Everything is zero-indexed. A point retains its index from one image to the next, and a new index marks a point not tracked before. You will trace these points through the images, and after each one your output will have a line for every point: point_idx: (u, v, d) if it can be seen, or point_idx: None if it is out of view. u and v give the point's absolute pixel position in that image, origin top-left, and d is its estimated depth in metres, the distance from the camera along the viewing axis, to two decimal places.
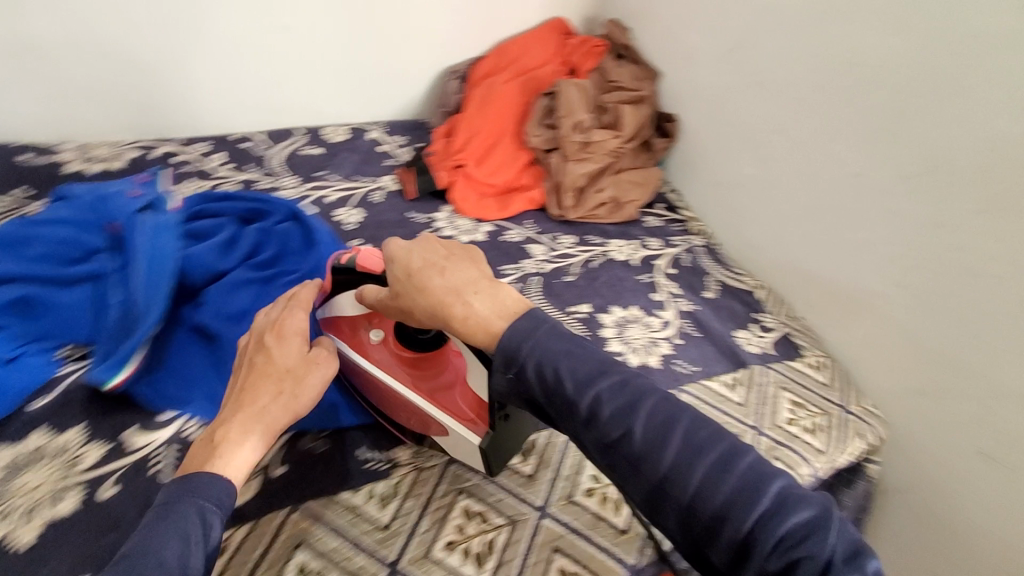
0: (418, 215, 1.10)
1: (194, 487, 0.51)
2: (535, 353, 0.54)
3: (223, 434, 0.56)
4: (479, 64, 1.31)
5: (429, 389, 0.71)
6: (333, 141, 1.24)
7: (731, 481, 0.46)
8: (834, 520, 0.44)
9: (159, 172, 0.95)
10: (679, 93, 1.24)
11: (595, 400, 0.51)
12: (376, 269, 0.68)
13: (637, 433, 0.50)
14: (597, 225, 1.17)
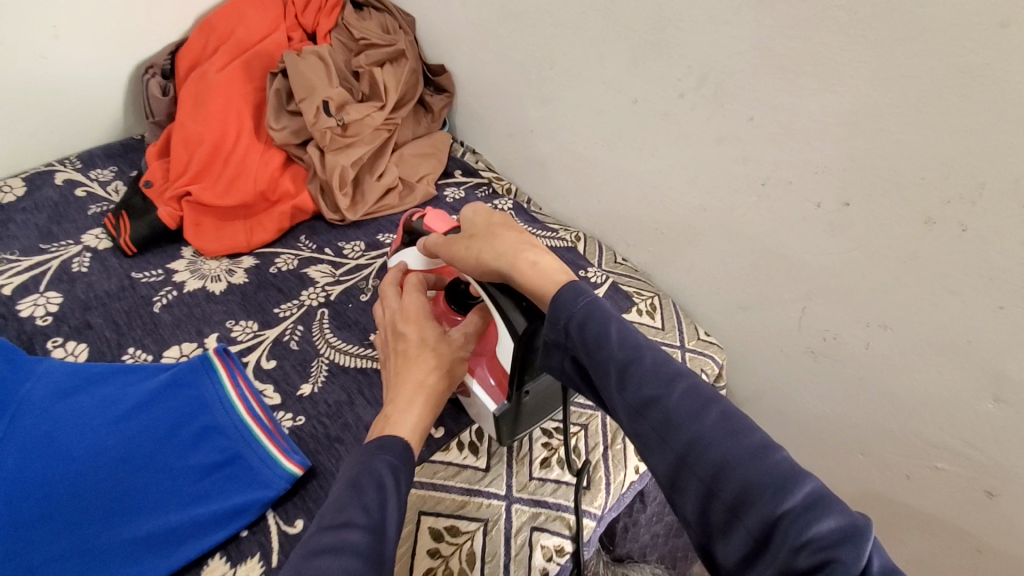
0: (147, 272, 0.84)
1: (376, 448, 0.50)
2: (581, 319, 0.50)
3: (397, 405, 0.56)
4: (183, 51, 1.01)
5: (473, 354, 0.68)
6: (2, 201, 0.90)
7: (775, 460, 0.40)
8: (871, 529, 0.36)
9: None
10: (439, 38, 1.06)
11: (631, 358, 0.47)
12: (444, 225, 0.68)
13: (669, 397, 0.45)
14: (389, 216, 0.99)
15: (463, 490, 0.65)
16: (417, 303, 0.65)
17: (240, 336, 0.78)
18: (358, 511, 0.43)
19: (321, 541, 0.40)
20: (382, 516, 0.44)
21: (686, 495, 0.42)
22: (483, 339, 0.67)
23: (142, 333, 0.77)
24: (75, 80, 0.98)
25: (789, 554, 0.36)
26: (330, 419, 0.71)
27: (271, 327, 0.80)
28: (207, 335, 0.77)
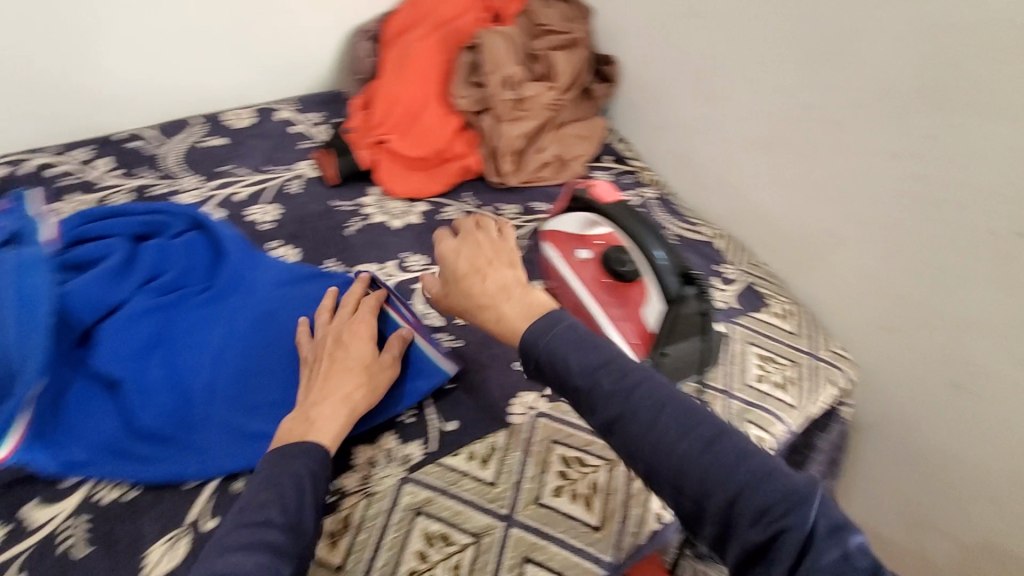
0: (342, 202, 0.99)
1: (288, 453, 0.57)
2: (548, 349, 0.51)
3: (317, 409, 0.62)
4: (391, 21, 1.16)
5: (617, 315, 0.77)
6: (237, 128, 1.09)
7: (731, 452, 0.43)
8: (813, 493, 0.41)
9: (22, 194, 0.81)
10: (615, 31, 1.14)
11: (592, 385, 0.49)
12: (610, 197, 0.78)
13: (634, 413, 0.47)
14: (543, 187, 1.08)
15: (589, 431, 0.73)
16: (365, 327, 0.71)
17: (411, 267, 0.90)
18: (275, 512, 0.52)
19: (240, 540, 0.49)
20: (298, 515, 0.53)
21: (664, 496, 0.46)
22: (629, 301, 0.76)
23: (336, 250, 0.91)
24: (303, 34, 1.15)
25: (747, 530, 0.41)
26: (481, 349, 0.81)
27: (437, 265, 0.91)
28: (386, 261, 0.91)
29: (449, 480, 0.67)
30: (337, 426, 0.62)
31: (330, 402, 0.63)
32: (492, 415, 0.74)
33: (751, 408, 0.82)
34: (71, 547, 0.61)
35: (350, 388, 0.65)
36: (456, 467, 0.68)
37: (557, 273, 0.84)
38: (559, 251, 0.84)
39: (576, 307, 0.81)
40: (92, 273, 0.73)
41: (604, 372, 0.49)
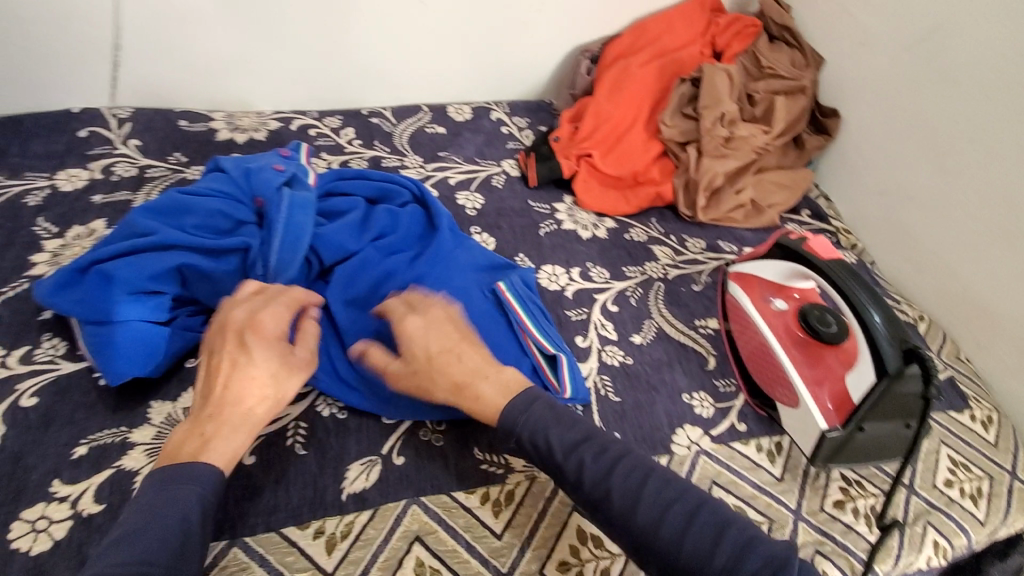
0: (539, 205, 1.06)
1: (174, 474, 0.55)
2: (530, 428, 0.61)
3: (212, 424, 0.59)
4: (613, 44, 1.21)
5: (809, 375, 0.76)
6: (457, 120, 1.21)
7: (690, 515, 0.56)
8: (793, 560, 0.53)
9: (297, 146, 0.95)
10: (845, 86, 1.10)
11: (580, 464, 0.59)
12: (831, 255, 0.78)
13: (622, 492, 0.57)
14: (730, 228, 1.07)
15: (754, 485, 0.73)
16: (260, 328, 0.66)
17: (594, 278, 0.94)
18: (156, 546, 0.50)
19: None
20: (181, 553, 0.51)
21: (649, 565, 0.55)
22: (828, 366, 0.76)
23: (528, 247, 0.98)
24: (533, 47, 1.24)
25: None
26: (652, 371, 0.82)
27: (618, 280, 0.94)
28: (572, 267, 0.95)
29: None
30: (227, 450, 0.59)
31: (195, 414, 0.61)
32: (655, 439, 0.75)
33: (935, 511, 0.74)
34: (293, 444, 0.67)
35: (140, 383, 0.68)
36: None
37: (744, 317, 0.84)
38: (752, 295, 0.84)
39: (761, 356, 0.80)
40: (341, 223, 0.84)
41: (589, 452, 0.59)
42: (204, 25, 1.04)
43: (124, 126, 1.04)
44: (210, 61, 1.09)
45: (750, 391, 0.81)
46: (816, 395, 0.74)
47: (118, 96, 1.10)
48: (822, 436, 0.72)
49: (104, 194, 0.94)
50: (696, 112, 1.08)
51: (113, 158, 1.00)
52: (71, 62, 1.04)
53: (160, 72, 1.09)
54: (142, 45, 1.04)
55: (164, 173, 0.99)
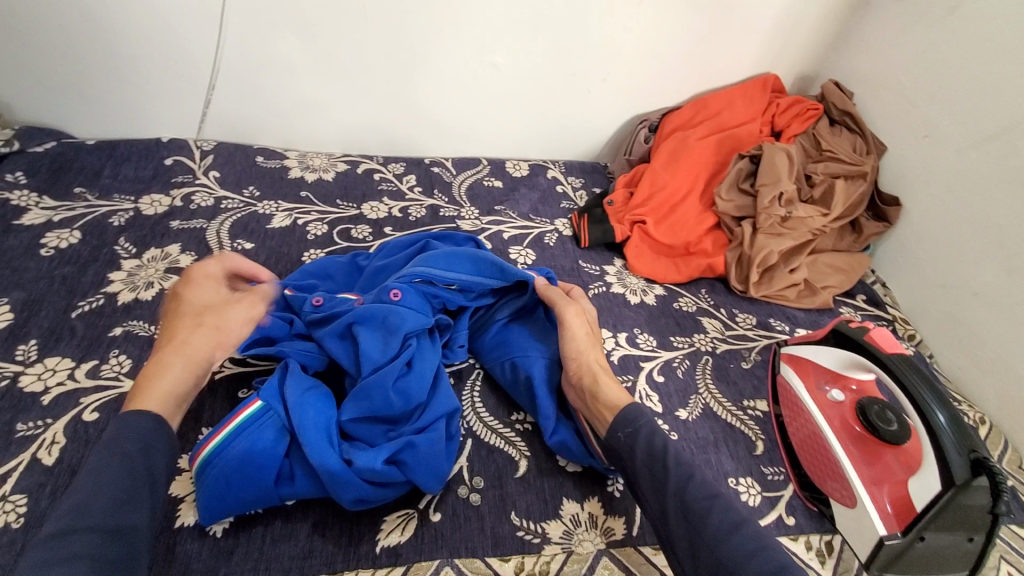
0: (589, 265, 1.07)
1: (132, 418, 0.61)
2: (648, 430, 0.68)
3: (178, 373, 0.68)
4: (673, 115, 1.24)
5: (867, 472, 0.74)
6: (514, 175, 1.24)
7: (729, 517, 0.58)
8: None
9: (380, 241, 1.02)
10: (908, 174, 1.09)
11: (683, 479, 0.62)
12: (896, 349, 0.77)
13: (714, 517, 0.58)
14: (782, 306, 1.06)
15: None
16: (234, 311, 0.77)
17: (641, 344, 0.93)
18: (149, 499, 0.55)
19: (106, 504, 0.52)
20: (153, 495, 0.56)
21: None
22: (886, 465, 0.74)
23: None
24: (595, 113, 1.28)
25: None
26: (697, 449, 0.79)
27: (665, 350, 0.93)
28: (619, 331, 0.95)
29: (645, 572, 0.66)
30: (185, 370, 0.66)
31: (182, 363, 0.69)
32: None
33: None
34: None
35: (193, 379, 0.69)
36: (655, 562, 0.67)
37: (798, 405, 0.82)
38: (806, 380, 0.84)
39: (817, 450, 0.78)
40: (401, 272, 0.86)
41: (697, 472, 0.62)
42: (291, 72, 1.11)
43: (206, 158, 1.12)
44: (292, 104, 1.16)
45: (800, 483, 0.78)
46: (874, 495, 0.71)
47: (205, 130, 1.19)
48: (876, 540, 0.68)
49: (181, 220, 1.00)
50: (754, 188, 1.09)
51: (193, 187, 1.06)
52: (168, 96, 1.13)
53: (246, 112, 1.17)
54: (233, 86, 1.12)
55: (237, 205, 1.05)
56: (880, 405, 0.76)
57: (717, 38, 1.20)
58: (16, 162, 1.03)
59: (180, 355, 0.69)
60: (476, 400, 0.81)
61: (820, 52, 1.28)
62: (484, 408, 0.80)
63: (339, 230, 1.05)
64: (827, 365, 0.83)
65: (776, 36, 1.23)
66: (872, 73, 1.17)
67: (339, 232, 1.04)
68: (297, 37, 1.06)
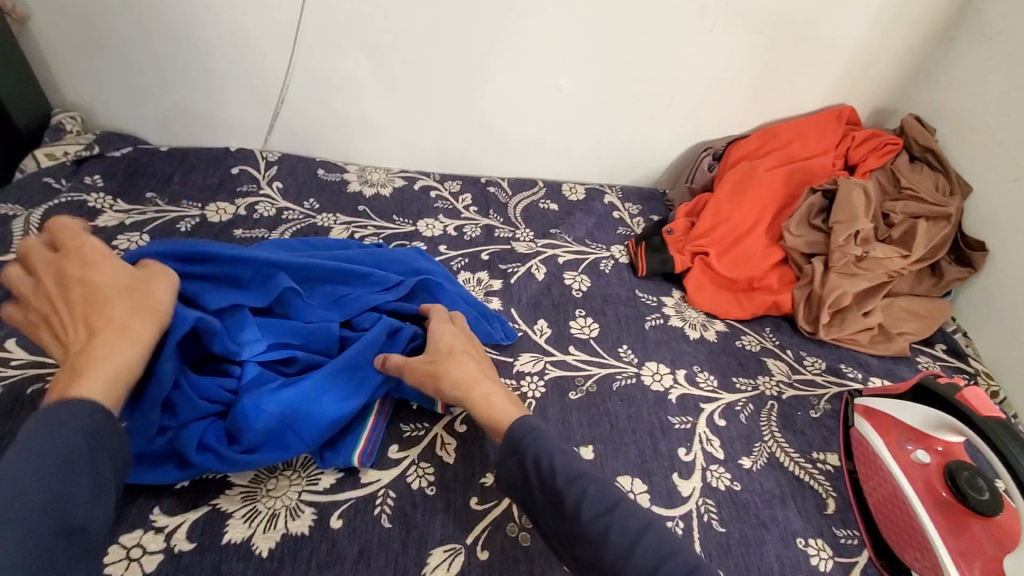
0: (646, 296, 1.03)
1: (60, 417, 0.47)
2: (535, 443, 0.58)
3: (100, 353, 0.52)
4: (739, 143, 1.19)
5: (957, 549, 0.67)
6: (570, 199, 1.22)
7: (537, 465, 0.57)
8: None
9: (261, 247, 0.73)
10: (998, 217, 1.02)
11: (580, 494, 0.55)
12: (998, 413, 0.71)
13: (613, 540, 0.52)
14: (853, 351, 0.99)
15: None
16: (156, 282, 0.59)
17: (700, 383, 0.88)
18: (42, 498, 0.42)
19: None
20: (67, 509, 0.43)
21: None
22: (977, 540, 0.66)
23: (632, 339, 0.94)
24: (655, 138, 1.25)
25: None
26: (762, 504, 0.74)
27: (727, 392, 0.88)
28: (678, 368, 0.90)
29: None
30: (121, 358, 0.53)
31: (127, 343, 0.53)
32: None
33: None
34: (380, 514, 0.65)
35: (135, 343, 0.54)
36: None
37: (874, 462, 0.76)
38: (882, 434, 0.78)
39: (896, 513, 0.71)
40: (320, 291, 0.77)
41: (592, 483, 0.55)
42: (357, 87, 1.13)
43: (270, 168, 1.14)
44: (356, 120, 1.18)
45: (876, 549, 0.71)
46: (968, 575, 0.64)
47: (270, 141, 1.22)
48: None
49: (244, 228, 1.01)
50: (827, 225, 1.03)
51: (257, 197, 1.08)
52: (237, 107, 1.16)
53: (311, 125, 1.19)
54: (299, 100, 1.15)
55: (298, 217, 1.06)
56: (969, 469, 0.69)
57: (789, 66, 1.16)
58: (95, 165, 1.08)
59: (119, 337, 0.53)
60: None
61: (900, 84, 1.21)
62: None
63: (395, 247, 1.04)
64: (901, 419, 0.77)
65: (853, 67, 1.17)
66: (957, 108, 1.10)
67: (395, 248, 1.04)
68: (366, 53, 1.08)
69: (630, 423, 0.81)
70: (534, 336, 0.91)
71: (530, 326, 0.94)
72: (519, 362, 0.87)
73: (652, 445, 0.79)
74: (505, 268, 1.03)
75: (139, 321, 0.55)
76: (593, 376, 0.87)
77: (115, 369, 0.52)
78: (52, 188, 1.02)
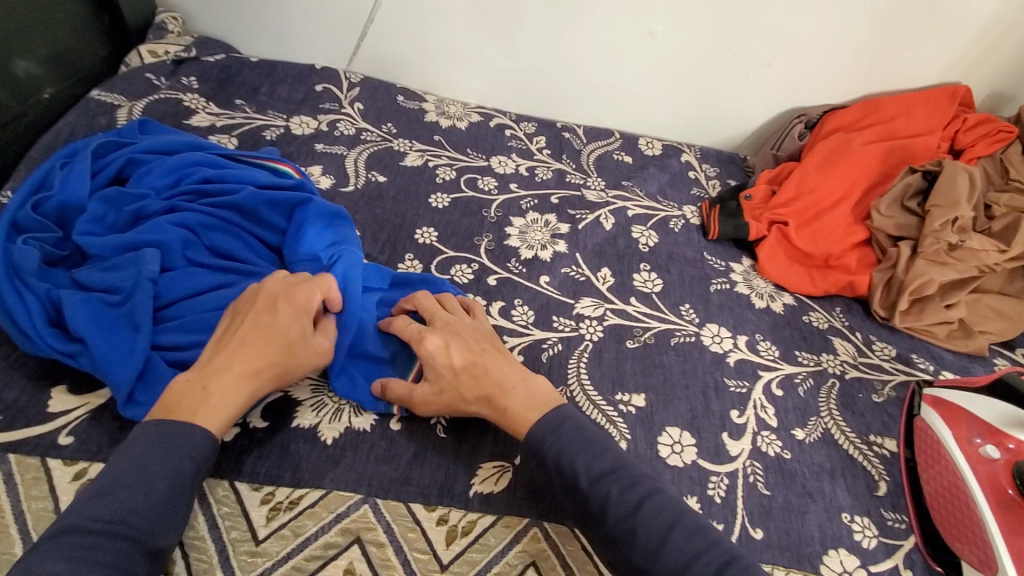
0: (714, 259, 1.00)
1: (172, 433, 0.53)
2: (556, 447, 0.59)
3: (216, 380, 0.57)
4: (837, 113, 1.12)
5: (1014, 549, 0.63)
6: (646, 153, 1.19)
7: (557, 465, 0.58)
8: None
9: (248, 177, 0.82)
10: None
11: (603, 497, 0.55)
12: None
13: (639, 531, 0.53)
14: (927, 344, 0.95)
15: None
16: (311, 286, 0.65)
17: (761, 352, 0.87)
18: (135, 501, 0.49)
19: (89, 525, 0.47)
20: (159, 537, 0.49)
21: None
22: None
23: (695, 299, 0.93)
24: (746, 99, 1.18)
25: None
26: (811, 475, 0.73)
27: (788, 363, 0.86)
28: (740, 334, 0.88)
29: None
30: (236, 387, 0.58)
31: (241, 386, 0.58)
32: (801, 552, 0.66)
33: None
34: (436, 424, 0.68)
35: (260, 366, 0.59)
36: None
37: (938, 452, 0.74)
38: (953, 425, 0.74)
39: (954, 504, 0.69)
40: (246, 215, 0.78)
41: (615, 484, 0.56)
42: (446, 12, 1.11)
43: (353, 89, 1.16)
44: (440, 48, 1.17)
45: (924, 535, 0.70)
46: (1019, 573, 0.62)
47: (354, 62, 1.22)
48: None
49: (324, 143, 1.04)
50: (922, 208, 0.97)
51: (338, 115, 1.10)
52: (327, 24, 1.17)
53: (395, 48, 1.18)
54: (387, 22, 1.14)
55: (375, 139, 1.08)
56: None
57: (909, 32, 1.06)
58: (191, 67, 1.12)
59: (242, 375, 0.58)
60: (582, 371, 0.79)
61: None
62: (588, 379, 0.78)
63: (466, 179, 1.05)
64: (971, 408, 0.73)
65: (983, 41, 1.07)
66: None
67: (466, 180, 1.04)
68: None
69: (685, 379, 0.81)
70: (597, 283, 0.91)
71: (593, 272, 0.93)
72: (580, 306, 0.87)
73: (704, 403, 0.78)
74: (573, 213, 1.02)
75: (266, 366, 0.60)
76: (652, 328, 0.86)
77: (230, 400, 0.57)
78: (151, 83, 1.06)
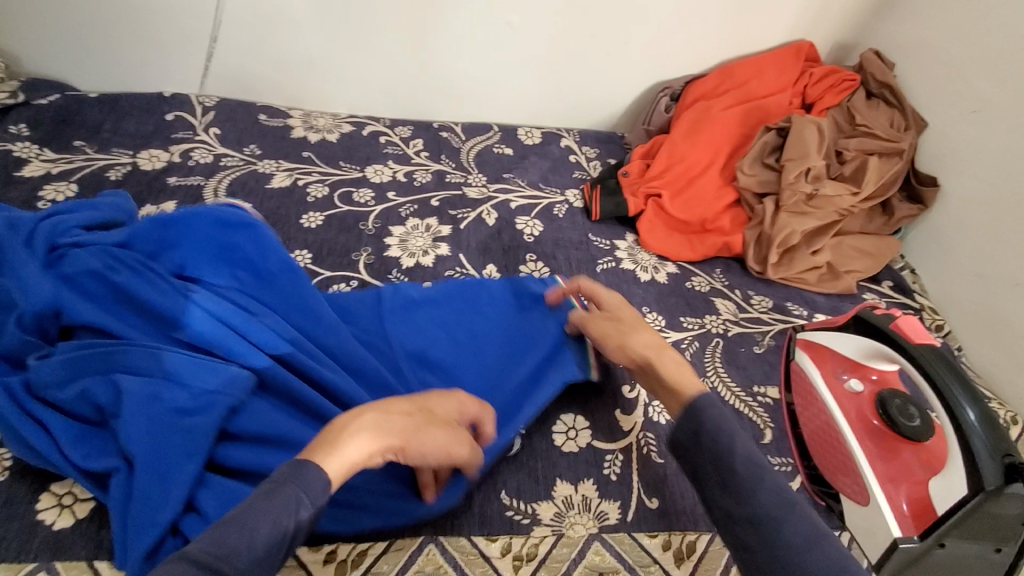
0: (599, 239, 1.02)
1: (298, 484, 0.43)
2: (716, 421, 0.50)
3: (363, 432, 0.50)
4: (697, 83, 1.16)
5: (885, 474, 0.68)
6: (525, 143, 1.19)
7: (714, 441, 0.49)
8: None
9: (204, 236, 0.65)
10: (948, 153, 1.02)
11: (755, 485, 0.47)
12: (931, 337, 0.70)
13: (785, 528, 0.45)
14: (801, 290, 1.00)
15: None
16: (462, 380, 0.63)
17: (648, 324, 0.89)
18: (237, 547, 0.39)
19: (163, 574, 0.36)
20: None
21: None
22: (902, 464, 0.68)
23: None
24: (614, 77, 1.20)
25: None
26: None
27: (673, 330, 0.89)
28: None
29: (638, 560, 0.63)
30: (378, 443, 0.50)
31: (376, 440, 0.50)
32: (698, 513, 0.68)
33: None
34: None
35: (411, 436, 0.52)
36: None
37: (811, 393, 0.78)
38: (820, 365, 0.79)
39: (829, 440, 0.74)
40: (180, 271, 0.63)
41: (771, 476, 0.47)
42: (293, 21, 1.06)
43: (208, 114, 1.08)
44: (298, 60, 1.12)
45: (809, 475, 0.75)
46: (889, 495, 0.67)
47: (208, 85, 1.15)
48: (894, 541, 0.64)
49: (178, 176, 0.97)
50: (779, 163, 1.02)
51: (192, 144, 1.03)
52: (169, 47, 1.09)
53: (249, 64, 1.12)
54: (233, 38, 1.08)
55: (237, 163, 1.02)
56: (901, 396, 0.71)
57: None
58: (18, 113, 1.02)
59: (396, 434, 0.51)
60: None
61: (861, 18, 1.18)
62: None
63: (340, 194, 1.01)
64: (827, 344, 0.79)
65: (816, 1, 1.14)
66: (916, 41, 1.08)
67: (340, 195, 1.00)
68: None
69: None
70: None
71: (478, 271, 0.93)
72: None
73: None
74: (455, 213, 1.01)
75: (427, 435, 0.53)
76: None
77: (376, 455, 0.49)
78: None
